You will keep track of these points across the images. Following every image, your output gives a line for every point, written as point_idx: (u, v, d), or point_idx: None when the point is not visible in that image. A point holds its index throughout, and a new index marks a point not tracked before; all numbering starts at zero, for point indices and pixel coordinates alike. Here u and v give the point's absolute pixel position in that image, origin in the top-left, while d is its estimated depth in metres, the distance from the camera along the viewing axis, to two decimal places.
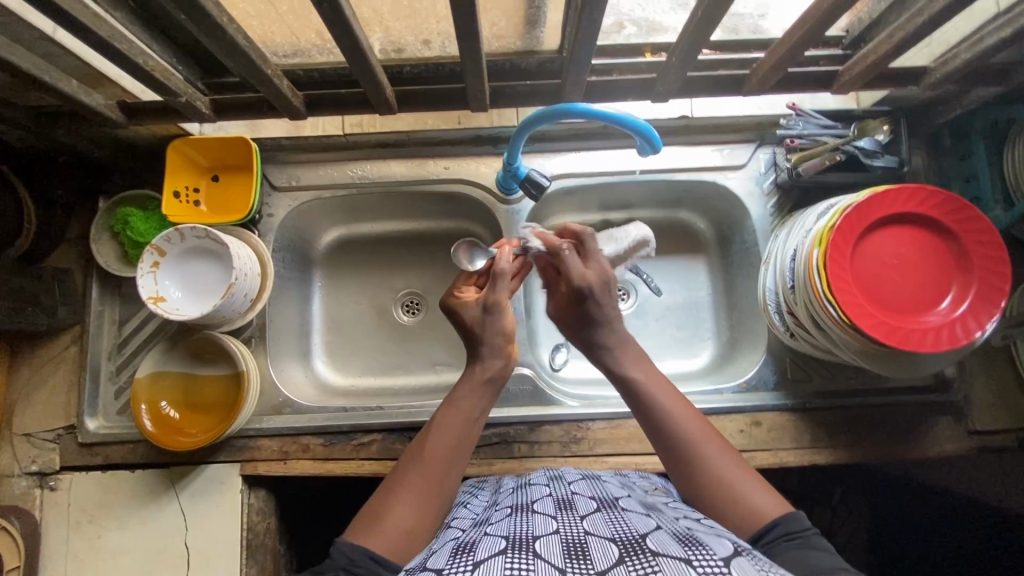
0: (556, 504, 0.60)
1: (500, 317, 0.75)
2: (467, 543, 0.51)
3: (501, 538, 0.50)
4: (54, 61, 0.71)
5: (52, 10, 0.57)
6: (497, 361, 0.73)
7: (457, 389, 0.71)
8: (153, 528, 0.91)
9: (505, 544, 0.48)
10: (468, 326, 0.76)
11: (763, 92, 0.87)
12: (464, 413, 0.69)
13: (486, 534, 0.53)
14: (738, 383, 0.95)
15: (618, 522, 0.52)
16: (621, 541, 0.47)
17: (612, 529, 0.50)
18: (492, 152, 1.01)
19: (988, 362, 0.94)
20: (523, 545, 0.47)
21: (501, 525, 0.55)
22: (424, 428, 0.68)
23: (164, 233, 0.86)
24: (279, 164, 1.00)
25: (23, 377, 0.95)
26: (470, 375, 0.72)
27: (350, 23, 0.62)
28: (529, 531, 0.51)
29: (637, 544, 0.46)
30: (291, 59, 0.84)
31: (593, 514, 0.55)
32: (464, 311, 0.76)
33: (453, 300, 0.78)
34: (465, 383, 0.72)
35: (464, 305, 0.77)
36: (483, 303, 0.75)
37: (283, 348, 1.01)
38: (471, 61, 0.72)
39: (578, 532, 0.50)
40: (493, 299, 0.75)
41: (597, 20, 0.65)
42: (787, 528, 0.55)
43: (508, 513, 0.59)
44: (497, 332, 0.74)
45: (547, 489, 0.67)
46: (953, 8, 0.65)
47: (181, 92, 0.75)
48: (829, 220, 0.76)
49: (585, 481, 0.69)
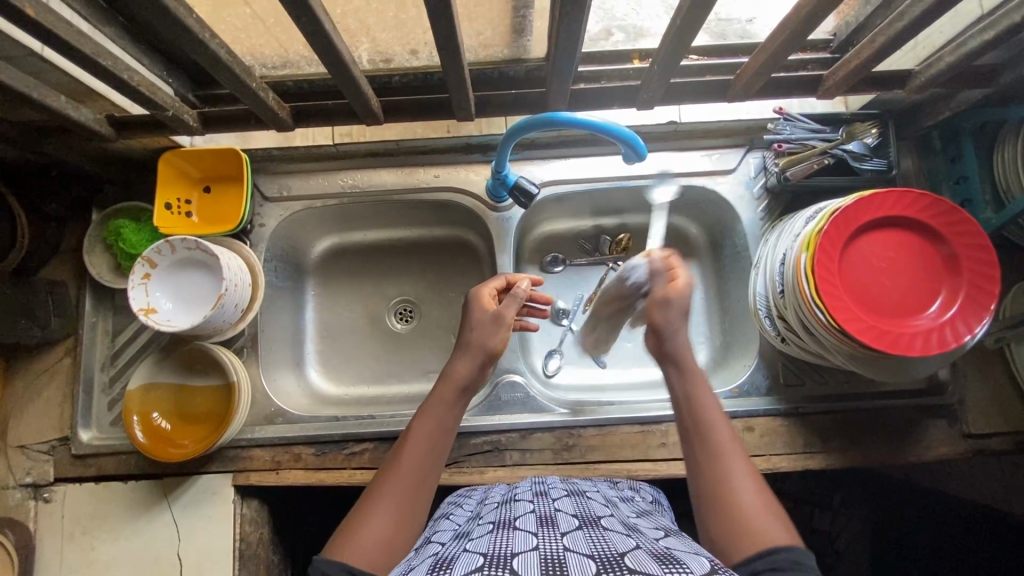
0: (538, 520, 0.59)
1: (501, 335, 0.76)
2: (445, 559, 0.51)
3: (479, 555, 0.50)
4: (44, 77, 0.72)
5: (36, 30, 0.57)
6: (468, 364, 0.74)
7: (435, 394, 0.72)
8: (146, 539, 0.91)
9: (482, 561, 0.48)
10: (471, 325, 0.78)
11: (749, 98, 0.87)
12: (440, 424, 0.69)
13: (466, 549, 0.53)
14: (730, 389, 0.95)
15: (598, 541, 0.52)
16: (599, 559, 0.47)
17: (591, 546, 0.50)
18: (480, 160, 1.01)
19: (982, 364, 0.93)
20: (500, 561, 0.47)
21: (482, 541, 0.55)
22: (401, 438, 0.68)
23: (155, 245, 0.87)
24: (270, 174, 1.00)
25: (19, 388, 0.96)
26: (446, 380, 0.73)
27: (330, 36, 0.62)
28: (508, 548, 0.51)
29: (615, 562, 0.46)
30: (279, 71, 0.85)
31: (574, 531, 0.55)
32: (476, 310, 0.78)
33: (478, 295, 0.80)
34: (441, 388, 0.72)
35: (479, 306, 0.79)
36: (493, 312, 0.77)
37: (277, 358, 1.02)
38: (455, 72, 0.72)
39: (557, 548, 0.50)
40: (503, 314, 0.77)
41: (577, 30, 0.65)
42: (792, 557, 0.53)
43: (490, 528, 0.59)
44: (487, 346, 0.75)
45: (532, 504, 0.66)
46: (933, 13, 0.65)
47: (168, 106, 0.75)
48: (816, 225, 0.75)
49: (570, 498, 0.69)
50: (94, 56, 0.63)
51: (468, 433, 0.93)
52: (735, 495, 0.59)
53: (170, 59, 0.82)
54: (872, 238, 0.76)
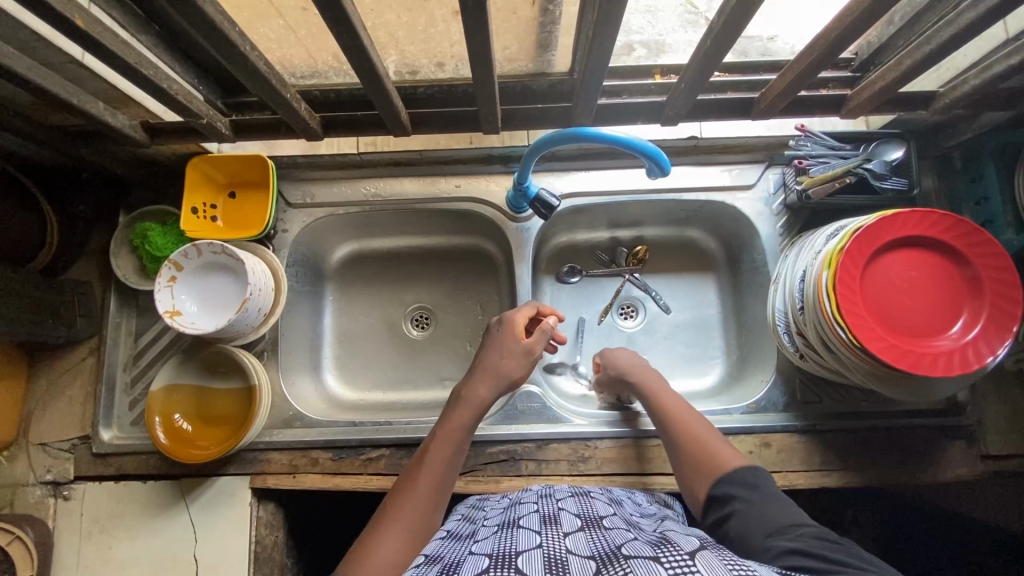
0: (541, 518, 0.62)
1: (526, 368, 0.83)
2: (451, 564, 0.54)
3: (484, 556, 0.53)
4: (84, 84, 0.74)
5: (85, 40, 0.59)
6: (489, 389, 0.80)
7: (453, 419, 0.77)
8: (163, 539, 0.92)
9: (487, 563, 0.50)
10: (501, 349, 0.83)
11: (772, 116, 0.88)
12: (455, 442, 0.74)
13: (472, 552, 0.56)
14: (747, 404, 0.95)
15: (599, 539, 0.55)
16: (600, 557, 0.50)
17: (592, 547, 0.53)
18: (501, 171, 1.03)
19: (1001, 386, 0.93)
20: (506, 561, 0.50)
21: (487, 542, 0.57)
22: (417, 458, 0.73)
23: (183, 248, 0.88)
24: (294, 181, 1.02)
25: (42, 387, 0.97)
26: (465, 403, 0.78)
27: (366, 50, 0.64)
28: (513, 546, 0.54)
29: (614, 556, 0.50)
30: (307, 80, 0.87)
31: (576, 532, 0.58)
32: (506, 342, 0.83)
33: (512, 317, 0.86)
34: (461, 411, 0.77)
35: (511, 335, 0.84)
36: (524, 346, 0.83)
37: (295, 362, 1.03)
38: (484, 86, 0.74)
39: (560, 548, 0.53)
40: (533, 348, 0.83)
41: (607, 51, 0.67)
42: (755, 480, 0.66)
43: (495, 528, 0.62)
44: (506, 374, 0.81)
45: (535, 505, 0.69)
46: (959, 38, 0.66)
47: (203, 115, 0.77)
48: (838, 242, 0.76)
49: (574, 499, 0.71)
50: (137, 66, 0.65)
51: (483, 442, 0.93)
52: (710, 451, 0.72)
53: (204, 68, 0.83)
54: (890, 257, 0.76)
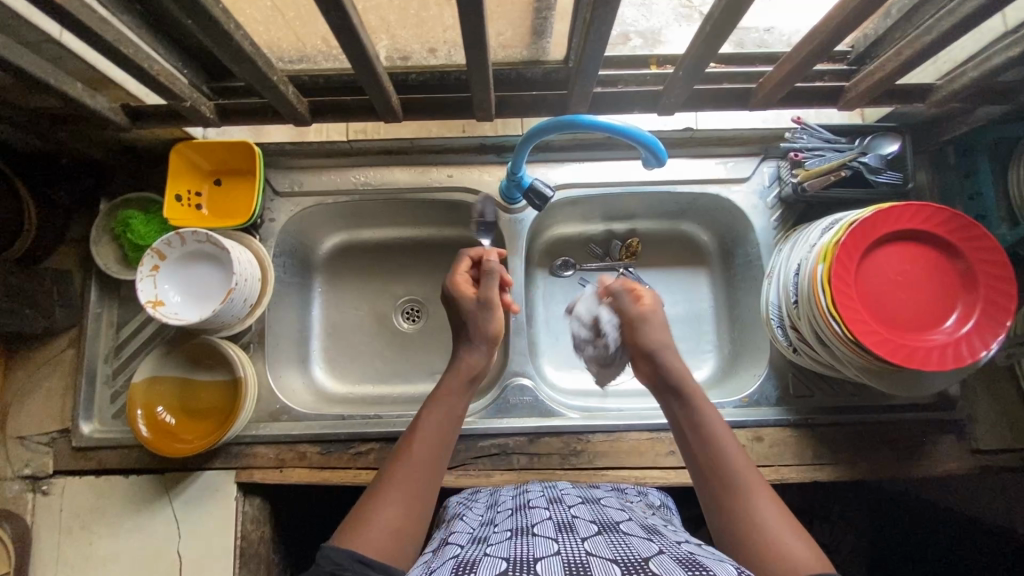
0: (556, 526, 0.61)
1: (496, 319, 0.79)
2: (466, 562, 0.53)
3: (501, 559, 0.52)
4: (61, 63, 0.71)
5: (59, 14, 0.57)
6: (479, 355, 0.78)
7: (441, 388, 0.74)
8: (146, 535, 0.90)
9: (505, 565, 0.50)
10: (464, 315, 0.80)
11: (769, 107, 0.87)
12: (446, 414, 0.71)
13: (486, 553, 0.55)
14: (739, 398, 0.94)
15: (620, 546, 0.54)
16: (623, 563, 0.49)
17: (614, 551, 0.53)
18: (495, 161, 1.01)
19: (991, 380, 0.93)
20: (524, 566, 0.49)
21: (502, 546, 0.56)
22: (408, 430, 0.70)
23: (165, 237, 0.86)
24: (282, 169, 1.00)
25: (20, 378, 0.94)
26: (454, 373, 0.76)
27: (356, 30, 0.62)
28: (530, 552, 0.53)
29: (640, 565, 0.49)
30: (296, 64, 0.84)
31: (594, 537, 0.57)
32: (463, 301, 0.81)
33: (455, 283, 0.83)
34: (450, 379, 0.75)
35: (463, 295, 0.81)
36: (481, 297, 0.80)
37: (282, 355, 1.00)
38: (477, 71, 0.72)
39: (579, 553, 0.52)
40: (491, 297, 0.80)
41: (606, 33, 0.64)
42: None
43: (507, 534, 0.60)
44: (489, 333, 0.79)
45: (548, 512, 0.67)
46: (959, 28, 0.65)
47: (185, 96, 0.75)
48: (833, 236, 0.75)
49: (586, 506, 0.70)
50: (116, 43, 0.63)
51: (475, 435, 0.92)
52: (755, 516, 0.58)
53: (187, 50, 0.81)
54: (886, 252, 0.76)
